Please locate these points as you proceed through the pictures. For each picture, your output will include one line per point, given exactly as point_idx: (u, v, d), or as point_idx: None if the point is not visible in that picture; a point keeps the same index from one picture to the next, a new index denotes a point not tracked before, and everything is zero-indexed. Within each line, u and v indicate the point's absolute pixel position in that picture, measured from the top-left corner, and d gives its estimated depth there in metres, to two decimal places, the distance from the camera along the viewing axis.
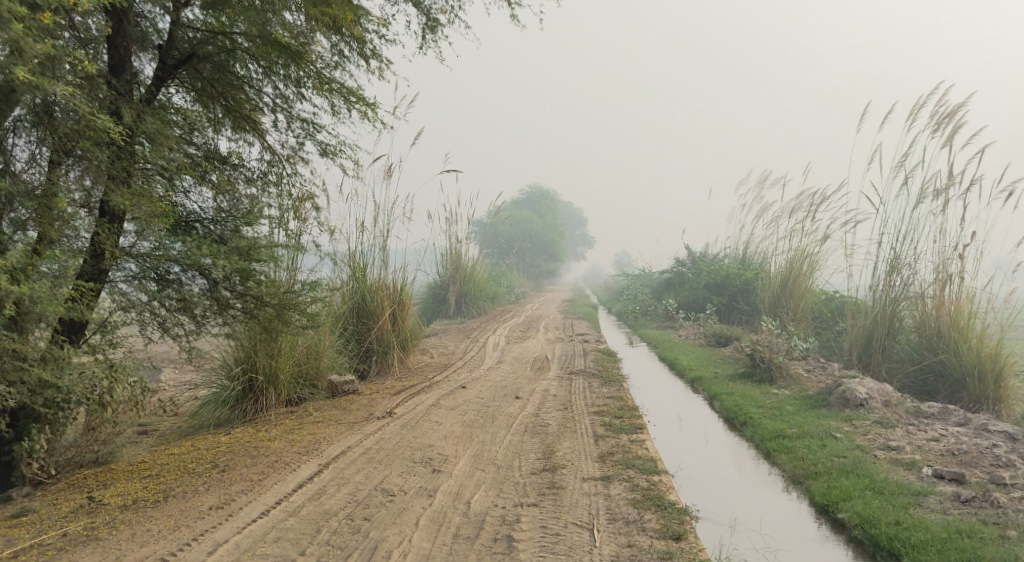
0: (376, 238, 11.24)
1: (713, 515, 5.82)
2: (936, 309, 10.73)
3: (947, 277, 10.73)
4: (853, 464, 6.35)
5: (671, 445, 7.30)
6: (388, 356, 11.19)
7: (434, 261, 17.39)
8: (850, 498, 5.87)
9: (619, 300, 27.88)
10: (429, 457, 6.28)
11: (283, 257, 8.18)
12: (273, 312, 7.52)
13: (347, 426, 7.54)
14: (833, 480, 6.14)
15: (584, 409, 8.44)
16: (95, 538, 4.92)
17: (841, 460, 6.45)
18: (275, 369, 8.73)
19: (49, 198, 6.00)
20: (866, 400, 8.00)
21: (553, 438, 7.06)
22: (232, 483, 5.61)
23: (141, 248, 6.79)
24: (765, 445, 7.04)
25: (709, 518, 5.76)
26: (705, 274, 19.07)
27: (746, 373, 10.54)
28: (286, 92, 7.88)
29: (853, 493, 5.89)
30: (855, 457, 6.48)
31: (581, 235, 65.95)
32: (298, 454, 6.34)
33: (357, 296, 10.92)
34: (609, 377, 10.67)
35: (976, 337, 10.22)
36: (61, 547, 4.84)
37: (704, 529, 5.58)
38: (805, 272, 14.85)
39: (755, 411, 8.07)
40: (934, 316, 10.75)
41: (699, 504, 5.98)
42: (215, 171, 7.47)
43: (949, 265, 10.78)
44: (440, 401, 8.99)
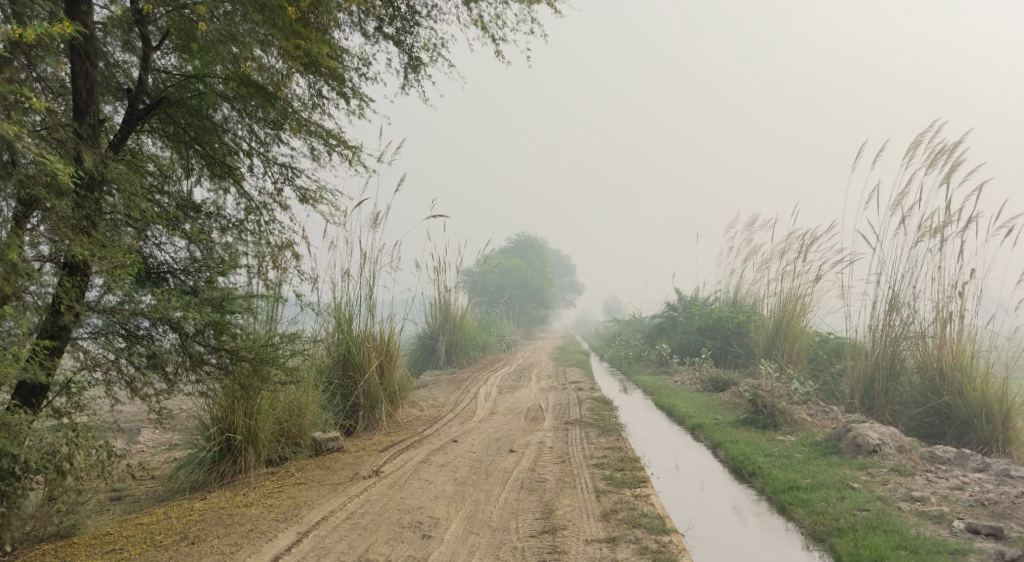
0: (362, 288, 10.87)
1: None
2: (937, 349, 10.41)
3: (947, 315, 10.44)
4: (877, 518, 5.92)
5: (677, 498, 6.84)
6: (375, 411, 10.70)
7: (422, 310, 17.00)
8: (880, 559, 5.43)
9: (611, 346, 27.43)
10: (420, 521, 5.81)
11: (261, 307, 7.79)
12: (250, 367, 7.12)
13: (330, 489, 7.05)
14: (859, 537, 5.70)
15: (583, 461, 7.99)
16: None
17: (864, 514, 6.02)
18: (255, 427, 8.25)
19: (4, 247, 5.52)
20: (880, 445, 7.60)
21: (551, 495, 6.60)
22: (201, 558, 5.14)
23: (107, 302, 6.41)
24: (778, 497, 6.60)
25: None
26: (697, 318, 18.78)
27: (749, 419, 10.11)
28: (262, 136, 7.58)
29: (885, 553, 5.45)
30: (878, 510, 6.06)
31: (571, 283, 65.79)
32: (277, 521, 5.86)
33: (343, 347, 10.51)
34: (606, 426, 10.23)
35: (984, 376, 9.85)
36: None
37: None
38: (798, 313, 14.57)
39: (764, 459, 7.64)
40: (936, 356, 10.42)
41: None
42: (188, 220, 7.13)
43: (949, 304, 10.50)
44: (429, 457, 8.51)
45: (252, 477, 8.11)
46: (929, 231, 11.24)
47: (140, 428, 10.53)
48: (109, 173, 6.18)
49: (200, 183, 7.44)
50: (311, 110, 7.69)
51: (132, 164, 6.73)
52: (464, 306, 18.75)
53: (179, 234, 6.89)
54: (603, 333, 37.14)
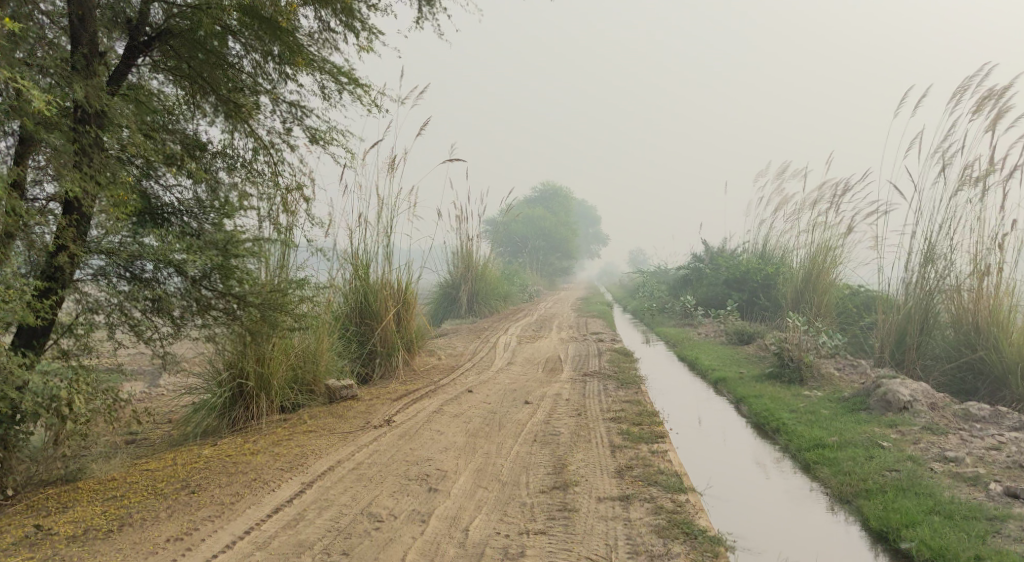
0: (380, 235, 10.60)
1: (755, 544, 5.10)
2: (973, 303, 9.99)
3: (984, 268, 9.98)
4: (908, 481, 5.62)
5: (697, 454, 6.59)
6: (392, 359, 10.52)
7: (443, 259, 16.75)
8: (912, 524, 5.14)
9: (634, 298, 27.09)
10: (428, 473, 5.61)
11: (270, 252, 7.55)
12: (257, 314, 6.90)
13: (339, 437, 6.87)
14: (889, 500, 5.42)
15: (600, 414, 7.75)
16: None
17: (894, 475, 5.72)
18: (267, 374, 8.09)
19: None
20: (911, 402, 7.26)
21: (565, 449, 6.37)
22: (199, 508, 4.97)
23: (107, 243, 6.18)
24: (803, 456, 6.32)
25: (753, 549, 5.04)
26: (723, 270, 18.36)
27: (774, 374, 9.80)
28: (270, 72, 7.25)
29: (917, 518, 5.17)
30: (909, 471, 5.76)
31: (596, 233, 65.22)
32: (282, 470, 5.68)
33: (359, 295, 10.29)
34: (626, 379, 9.97)
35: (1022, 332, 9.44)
36: None
37: None
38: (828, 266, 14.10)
39: (788, 415, 7.35)
40: (971, 310, 10.01)
41: (737, 530, 5.26)
42: (194, 160, 6.86)
43: (987, 257, 10.02)
44: (443, 407, 8.33)
45: (264, 424, 7.98)
46: (969, 181, 10.71)
47: (158, 374, 10.47)
48: (107, 106, 5.90)
49: (206, 122, 7.15)
50: (320, 45, 7.33)
51: (134, 99, 6.45)
52: (485, 256, 18.48)
53: (182, 174, 6.62)
54: (627, 284, 36.79)
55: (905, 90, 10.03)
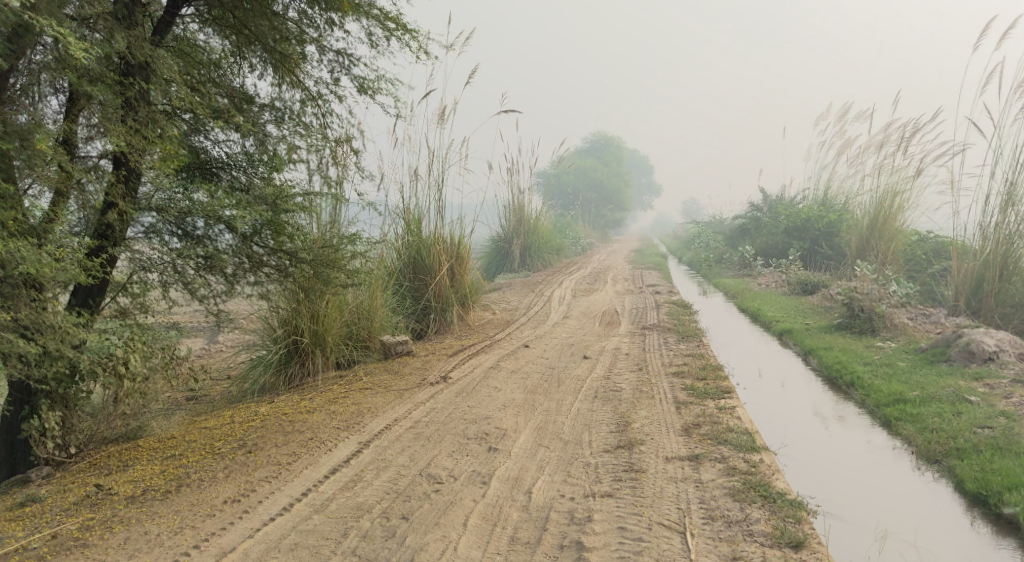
0: (431, 188, 10.37)
1: (839, 510, 4.81)
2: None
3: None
4: (1002, 440, 5.24)
5: (768, 412, 6.29)
6: (447, 313, 10.40)
7: (494, 212, 16.50)
8: (1014, 488, 4.80)
9: (689, 249, 26.53)
10: (487, 432, 5.43)
11: (321, 207, 7.38)
12: (310, 271, 6.75)
13: (396, 395, 6.74)
14: (985, 461, 5.07)
15: (661, 369, 7.48)
16: (83, 544, 4.24)
17: (986, 433, 5.36)
18: (321, 330, 8.02)
19: (32, 137, 5.16)
20: (997, 353, 6.81)
21: (627, 406, 6.14)
22: (256, 469, 4.89)
23: (157, 200, 6.07)
24: (883, 413, 5.98)
25: (837, 515, 4.75)
26: (784, 218, 17.74)
27: (843, 325, 9.38)
28: (316, 20, 6.99)
29: (1020, 482, 4.82)
30: (1003, 428, 5.38)
31: (649, 184, 64.12)
32: (339, 429, 5.57)
33: (412, 250, 10.13)
34: (686, 332, 9.66)
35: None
36: (43, 555, 4.17)
37: (836, 532, 4.59)
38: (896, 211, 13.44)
39: (863, 368, 6.97)
40: None
41: (818, 495, 4.97)
42: (241, 114, 6.68)
43: None
44: (500, 363, 8.16)
45: (320, 381, 7.92)
46: None
47: (217, 331, 10.54)
48: (151, 58, 5.72)
49: (252, 73, 6.95)
50: None
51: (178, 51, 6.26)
52: (538, 208, 18.17)
53: (230, 128, 6.45)
54: (682, 235, 36.10)
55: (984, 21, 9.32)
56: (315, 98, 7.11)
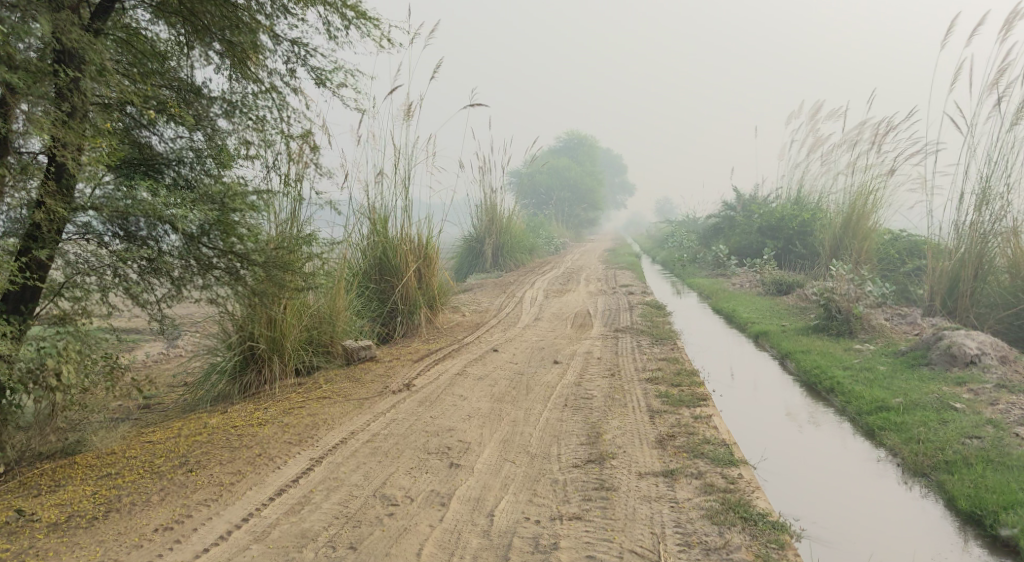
0: (398, 186, 9.99)
1: (825, 531, 4.55)
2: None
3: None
4: (992, 452, 5.01)
5: (746, 420, 6.02)
6: (414, 316, 10.04)
7: (465, 212, 16.15)
8: (1012, 506, 4.55)
9: (663, 249, 26.32)
10: (449, 446, 5.10)
11: (276, 206, 7.00)
12: (262, 274, 6.38)
13: (354, 405, 6.36)
14: (977, 476, 4.84)
15: (635, 375, 7.19)
16: None
17: (976, 445, 5.13)
18: (278, 336, 7.63)
19: None
20: (979, 356, 6.59)
21: (599, 415, 5.83)
22: (195, 490, 4.54)
23: (95, 199, 5.67)
24: (866, 422, 5.73)
25: (824, 537, 4.50)
26: (757, 217, 17.58)
27: (821, 326, 9.15)
28: (268, 7, 6.63)
29: (1017, 499, 4.57)
30: (993, 438, 5.15)
31: (623, 184, 64.06)
32: (290, 443, 5.18)
33: (378, 250, 9.75)
34: (660, 334, 9.38)
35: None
36: None
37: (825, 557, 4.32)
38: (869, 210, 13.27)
39: (843, 373, 6.73)
40: None
41: (803, 514, 4.71)
42: (188, 106, 6.30)
43: None
44: (467, 369, 7.81)
45: (277, 390, 7.53)
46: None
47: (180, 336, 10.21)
48: (83, 46, 5.32)
49: (202, 65, 6.58)
50: None
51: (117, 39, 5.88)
52: (511, 208, 17.86)
53: (174, 119, 6.09)
54: (655, 235, 35.93)
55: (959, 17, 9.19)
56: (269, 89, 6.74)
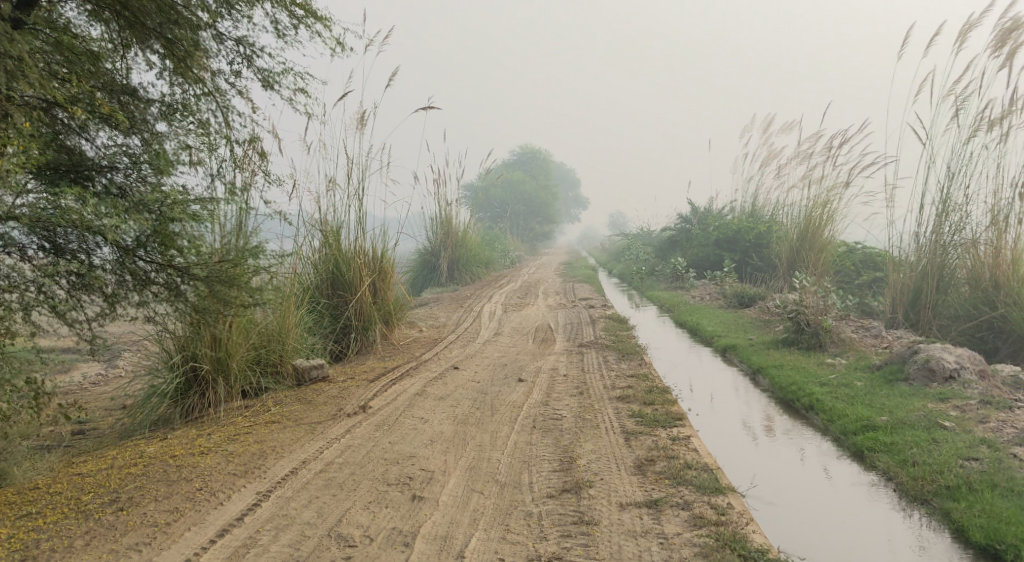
0: (351, 197, 9.55)
1: None
2: (992, 258, 9.20)
3: (1002, 219, 9.21)
4: (991, 475, 4.82)
5: (726, 445, 5.74)
6: (369, 332, 9.58)
7: (420, 225, 15.71)
8: None
9: (619, 262, 26.13)
10: (411, 475, 4.68)
11: (220, 218, 6.51)
12: (204, 290, 5.86)
13: (306, 429, 5.89)
14: (983, 503, 4.63)
15: (604, 393, 6.85)
16: None
17: (975, 468, 4.93)
18: (223, 356, 7.12)
19: None
20: (958, 371, 6.41)
21: (570, 437, 5.47)
22: (125, 533, 4.07)
23: (18, 207, 5.11)
24: (854, 444, 5.50)
25: None
26: (713, 230, 17.49)
27: (789, 340, 8.95)
28: (211, 4, 6.18)
29: None
30: (993, 461, 4.96)
31: (576, 198, 64.20)
32: (234, 476, 4.70)
33: (330, 264, 9.28)
34: (626, 349, 9.07)
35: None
36: None
37: None
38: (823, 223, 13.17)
39: (821, 390, 6.49)
40: (989, 265, 9.24)
41: (805, 552, 4.45)
42: (123, 108, 5.82)
43: (1003, 205, 9.25)
44: (426, 388, 7.38)
45: (222, 413, 7.01)
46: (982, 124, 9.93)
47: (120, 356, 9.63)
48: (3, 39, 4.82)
49: (138, 66, 6.10)
50: None
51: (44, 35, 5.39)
52: (467, 220, 17.49)
53: (109, 122, 5.62)
54: (609, 248, 35.81)
55: (914, 28, 9.24)
56: (213, 92, 6.26)
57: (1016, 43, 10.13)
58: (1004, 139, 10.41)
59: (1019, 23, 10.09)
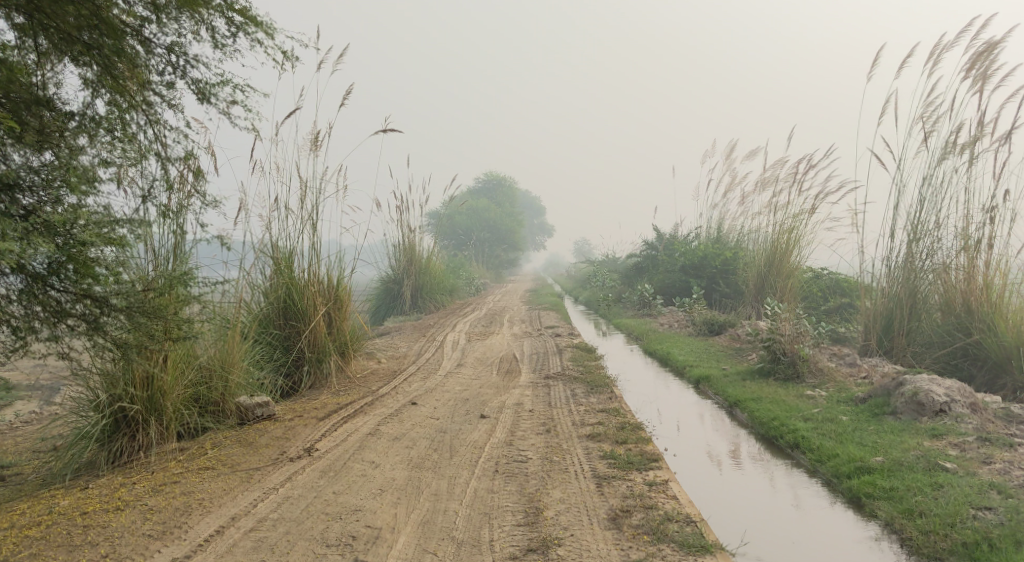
0: (304, 222, 9.01)
1: None
2: (966, 283, 8.88)
3: (973, 243, 8.91)
4: (1008, 527, 4.41)
5: (711, 494, 5.25)
6: (323, 365, 8.97)
7: (379, 252, 15.12)
8: None
9: (584, 289, 25.75)
10: (355, 534, 4.19)
11: (149, 242, 5.92)
12: (123, 322, 5.25)
13: (241, 478, 5.25)
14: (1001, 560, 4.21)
15: (572, 430, 6.34)
16: None
17: (989, 518, 4.53)
18: (157, 396, 6.43)
19: None
20: (948, 404, 6.02)
21: (537, 483, 4.95)
22: None
23: None
24: (852, 490, 5.07)
25: None
26: (679, 256, 17.15)
27: (765, 371, 8.55)
28: (138, 8, 5.64)
29: None
30: (1010, 510, 4.56)
31: (541, 226, 64.03)
32: (149, 539, 4.16)
33: (282, 293, 8.68)
34: (595, 381, 8.55)
35: (1021, 313, 8.33)
36: None
37: None
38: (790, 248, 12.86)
39: (806, 426, 6.07)
40: (961, 291, 8.93)
41: None
42: (36, 120, 5.23)
43: (975, 229, 8.98)
44: (380, 427, 6.79)
45: (154, 458, 6.35)
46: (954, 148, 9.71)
47: (52, 393, 8.88)
48: None
49: (56, 75, 5.53)
50: None
51: None
52: (430, 246, 16.93)
53: (17, 135, 5.03)
54: (575, 275, 35.45)
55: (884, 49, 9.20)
56: (144, 104, 5.71)
57: (990, 65, 9.96)
58: (975, 163, 10.22)
59: (992, 44, 9.93)
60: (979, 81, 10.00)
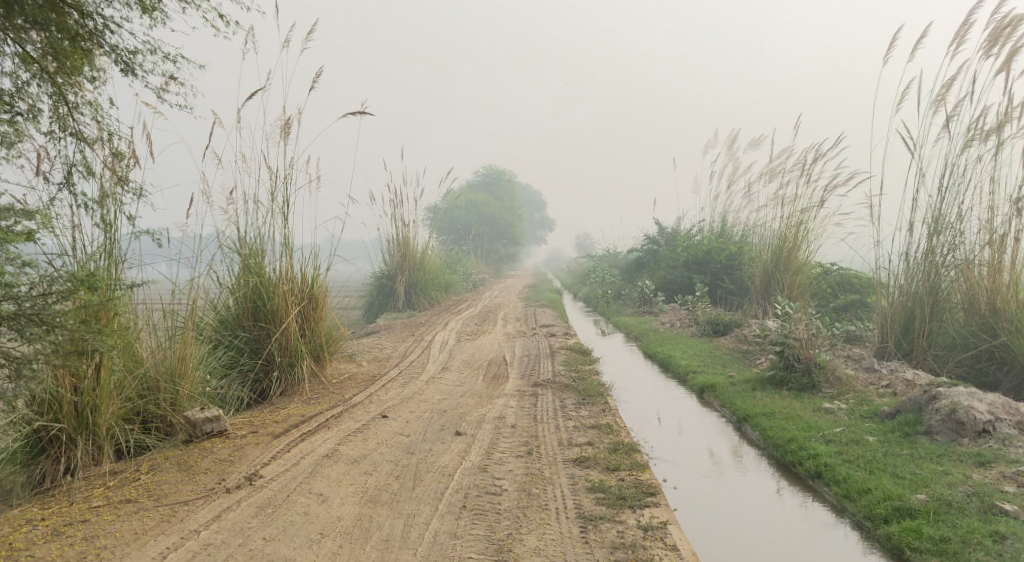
0: (274, 214, 8.19)
1: None
2: (990, 280, 8.05)
3: (998, 238, 8.09)
4: None
5: (726, 540, 4.43)
6: (295, 370, 8.10)
7: (367, 247, 14.28)
8: None
9: (586, 285, 24.90)
10: None
11: (62, 234, 5.34)
12: (17, 332, 4.80)
13: (162, 515, 4.45)
14: None
15: (558, 452, 5.53)
16: None
17: None
18: (89, 411, 5.63)
19: None
20: (993, 424, 5.23)
21: (511, 524, 4.19)
22: None
23: None
24: (895, 539, 4.30)
25: None
26: (682, 251, 16.30)
27: (776, 379, 7.73)
28: None
29: None
30: None
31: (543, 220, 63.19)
32: None
33: (247, 293, 7.82)
34: (588, 390, 7.72)
35: None
36: None
37: None
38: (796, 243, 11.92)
39: (828, 451, 5.27)
40: (987, 290, 8.05)
41: None
42: None
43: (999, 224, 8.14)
44: (341, 447, 5.98)
45: (77, 485, 5.50)
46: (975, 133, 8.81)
47: None
48: None
49: None
50: None
51: None
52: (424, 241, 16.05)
53: None
54: (576, 270, 34.57)
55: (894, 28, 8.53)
56: (68, 83, 5.12)
57: (1015, 41, 9.10)
58: (1001, 150, 9.36)
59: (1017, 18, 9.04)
60: (1003, 58, 9.14)
